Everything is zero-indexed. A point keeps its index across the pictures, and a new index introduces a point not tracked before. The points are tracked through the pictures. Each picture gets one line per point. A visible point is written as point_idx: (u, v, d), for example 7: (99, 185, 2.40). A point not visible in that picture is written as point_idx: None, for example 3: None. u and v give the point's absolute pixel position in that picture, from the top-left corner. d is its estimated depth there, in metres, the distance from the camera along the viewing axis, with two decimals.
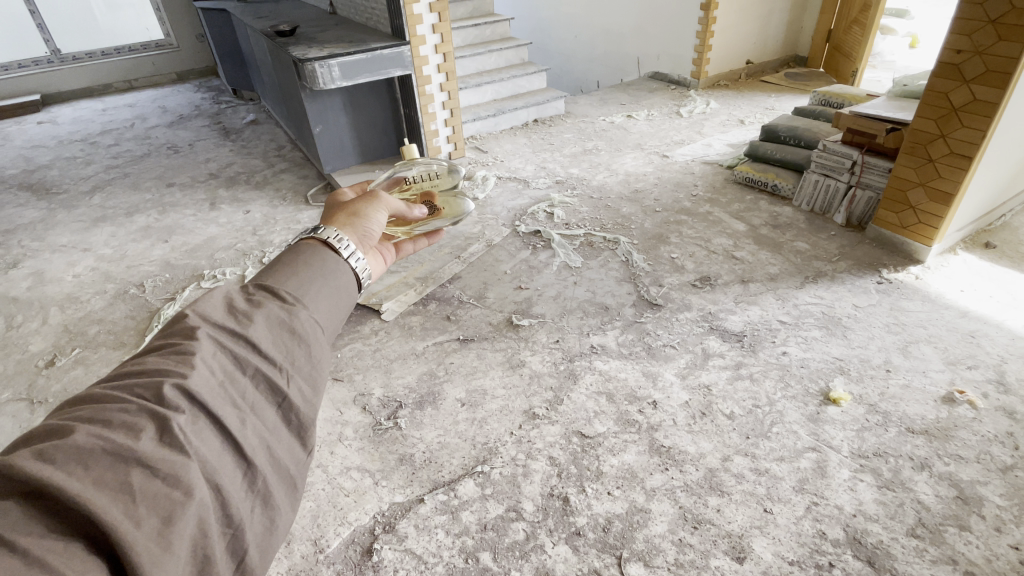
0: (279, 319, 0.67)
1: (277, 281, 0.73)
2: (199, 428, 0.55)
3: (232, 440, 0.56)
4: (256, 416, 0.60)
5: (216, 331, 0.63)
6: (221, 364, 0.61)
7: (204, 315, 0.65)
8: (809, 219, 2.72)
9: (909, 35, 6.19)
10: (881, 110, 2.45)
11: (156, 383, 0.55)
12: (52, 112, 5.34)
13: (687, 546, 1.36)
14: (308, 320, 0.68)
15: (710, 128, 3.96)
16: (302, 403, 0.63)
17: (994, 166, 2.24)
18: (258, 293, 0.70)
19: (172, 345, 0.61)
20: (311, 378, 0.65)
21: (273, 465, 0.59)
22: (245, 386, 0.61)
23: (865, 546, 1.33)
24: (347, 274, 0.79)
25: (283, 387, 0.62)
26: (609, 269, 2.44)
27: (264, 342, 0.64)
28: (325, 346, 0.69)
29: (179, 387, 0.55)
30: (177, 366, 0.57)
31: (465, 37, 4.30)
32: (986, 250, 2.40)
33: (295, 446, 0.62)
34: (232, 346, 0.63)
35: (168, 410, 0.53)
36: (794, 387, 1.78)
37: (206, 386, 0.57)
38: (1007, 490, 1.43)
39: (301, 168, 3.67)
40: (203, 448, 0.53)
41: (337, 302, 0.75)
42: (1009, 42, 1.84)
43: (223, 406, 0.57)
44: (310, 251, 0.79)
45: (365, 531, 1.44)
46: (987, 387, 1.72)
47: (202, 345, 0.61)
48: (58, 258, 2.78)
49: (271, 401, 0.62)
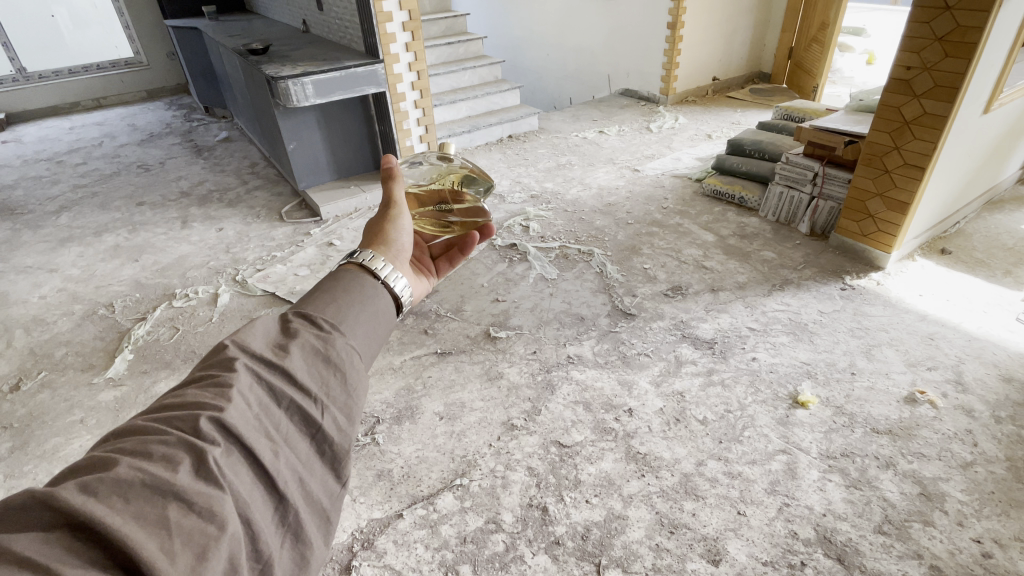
0: (313, 348, 0.62)
1: (316, 308, 0.68)
2: (234, 462, 0.50)
3: (265, 473, 0.52)
4: (289, 448, 0.55)
5: (254, 362, 0.59)
6: (257, 396, 0.56)
7: (244, 345, 0.61)
8: (775, 229, 2.81)
9: (865, 53, 6.47)
10: (839, 124, 2.56)
11: (192, 415, 0.51)
12: (16, 132, 5.22)
13: (664, 551, 1.38)
14: (345, 348, 0.63)
15: (679, 143, 4.07)
16: (335, 434, 0.58)
17: (946, 175, 2.34)
18: (295, 321, 0.65)
19: (210, 377, 0.56)
20: (347, 409, 0.61)
21: (305, 500, 0.54)
22: (280, 418, 0.56)
23: (835, 544, 1.37)
24: (385, 297, 0.74)
25: (317, 418, 0.58)
26: (584, 280, 2.48)
27: (300, 373, 0.59)
28: (363, 374, 0.64)
29: (214, 420, 0.51)
30: (214, 399, 0.53)
31: (439, 55, 4.36)
32: (943, 255, 2.51)
33: (328, 478, 0.57)
34: (267, 377, 0.58)
35: (205, 442, 0.49)
36: (764, 391, 1.83)
37: (243, 419, 0.52)
38: (968, 485, 1.49)
39: (276, 185, 3.65)
40: (237, 482, 0.49)
41: (374, 329, 0.70)
42: (956, 57, 1.93)
43: (257, 438, 0.53)
44: (350, 275, 0.74)
45: (343, 548, 1.43)
46: (946, 387, 1.80)
47: (240, 376, 0.56)
48: (23, 280, 2.72)
49: (305, 432, 0.57)
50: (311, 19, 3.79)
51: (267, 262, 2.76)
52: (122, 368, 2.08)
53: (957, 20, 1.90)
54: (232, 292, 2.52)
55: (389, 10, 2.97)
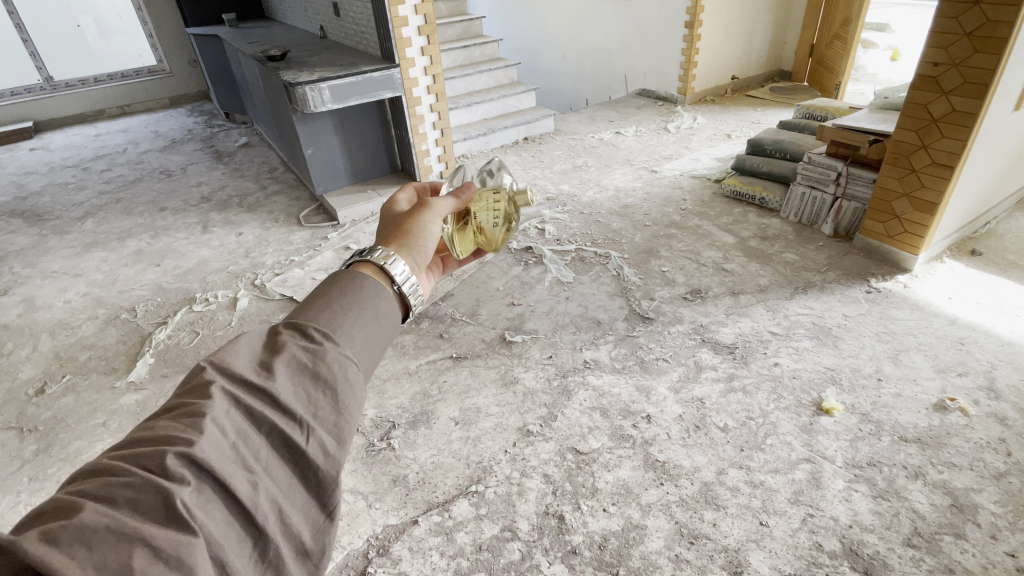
0: (301, 362, 0.58)
1: (309, 313, 0.64)
2: (207, 500, 0.47)
3: (241, 509, 0.48)
4: (268, 478, 0.52)
5: (232, 385, 0.55)
6: (234, 422, 0.52)
7: (222, 365, 0.57)
8: (798, 230, 2.75)
9: (889, 49, 6.33)
10: (864, 122, 2.49)
11: (158, 451, 0.47)
12: (44, 139, 5.35)
13: (684, 562, 1.35)
14: (336, 359, 0.59)
15: (697, 143, 4.01)
16: (321, 459, 0.55)
17: (976, 173, 2.26)
18: (286, 331, 0.62)
19: (183, 404, 0.52)
20: (336, 430, 0.56)
21: (286, 535, 0.51)
22: (259, 445, 0.52)
23: (861, 557, 1.32)
24: (386, 297, 0.70)
25: (301, 443, 0.54)
26: (600, 284, 2.45)
27: (285, 392, 0.55)
28: (356, 385, 0.60)
29: (182, 455, 0.47)
30: (183, 431, 0.49)
31: (454, 58, 4.37)
32: (973, 257, 2.43)
33: (310, 507, 0.54)
34: (247, 399, 0.54)
35: (172, 482, 0.46)
36: (786, 398, 1.78)
37: (214, 451, 0.49)
38: (1002, 497, 1.43)
39: (294, 189, 3.69)
40: (210, 522, 0.46)
41: (375, 332, 0.66)
42: (985, 52, 1.87)
43: (233, 471, 0.49)
44: (348, 275, 0.70)
45: (358, 555, 1.42)
46: (977, 394, 1.73)
47: (214, 402, 0.52)
48: (50, 285, 2.77)
49: (287, 458, 0.54)
50: (328, 25, 3.82)
51: (285, 266, 2.78)
52: (144, 372, 2.11)
53: (987, 14, 1.84)
54: (251, 296, 2.54)
55: (404, 14, 2.98)
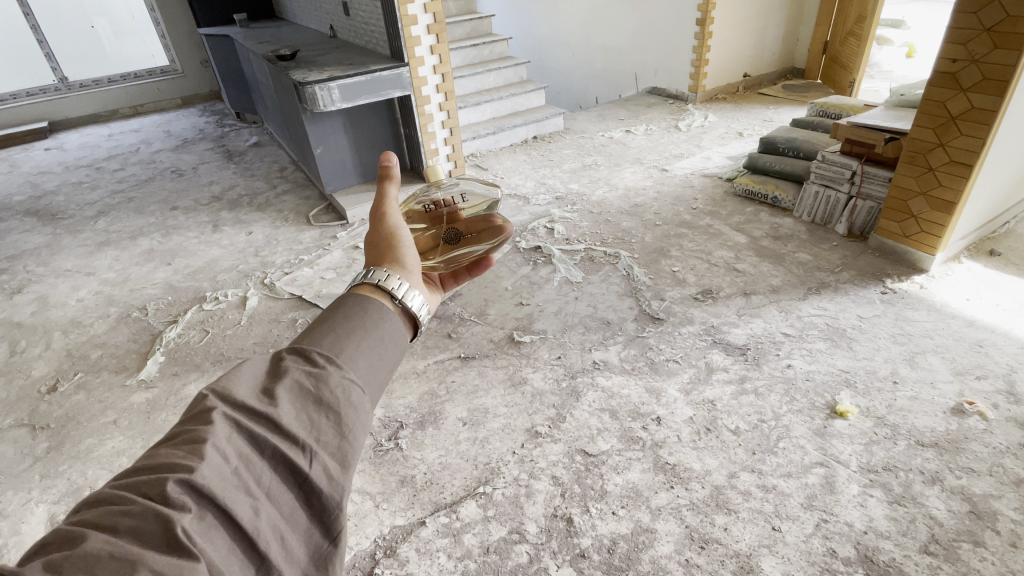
0: (304, 388, 0.62)
1: (311, 341, 0.68)
2: (206, 526, 0.49)
3: (243, 535, 0.51)
4: (269, 502, 0.54)
5: (235, 412, 0.58)
6: (237, 447, 0.55)
7: (224, 392, 0.60)
8: (811, 230, 2.71)
9: (904, 45, 6.24)
10: (879, 119, 2.44)
11: (159, 479, 0.50)
12: (58, 139, 5.41)
13: (694, 567, 1.33)
14: (338, 385, 0.63)
15: (708, 141, 3.97)
16: (325, 484, 0.57)
17: (995, 172, 2.22)
18: (288, 357, 0.65)
19: (188, 430, 0.55)
20: (339, 453, 0.59)
21: (288, 561, 0.53)
22: (262, 470, 0.55)
23: (876, 564, 1.30)
24: (394, 321, 0.74)
25: (305, 468, 0.57)
26: (610, 284, 2.43)
27: (287, 418, 0.58)
28: (358, 410, 0.63)
29: (184, 482, 0.50)
30: (186, 457, 0.52)
31: (463, 57, 4.36)
32: (991, 258, 2.38)
33: (314, 533, 0.56)
34: (250, 425, 0.57)
35: (174, 509, 0.48)
36: (799, 400, 1.75)
37: (215, 477, 0.51)
38: (1022, 504, 1.40)
39: (303, 188, 3.69)
40: (211, 549, 0.48)
41: (380, 359, 0.69)
42: (1006, 49, 1.83)
43: (235, 496, 0.52)
44: (352, 299, 0.75)
45: (366, 555, 1.42)
46: (996, 397, 1.69)
47: (217, 428, 0.55)
48: (63, 283, 2.80)
49: (291, 483, 0.56)
50: (338, 24, 3.83)
51: (295, 265, 2.78)
52: (154, 370, 2.12)
53: (1006, 10, 1.79)
54: (260, 294, 2.55)
55: (414, 13, 2.98)
